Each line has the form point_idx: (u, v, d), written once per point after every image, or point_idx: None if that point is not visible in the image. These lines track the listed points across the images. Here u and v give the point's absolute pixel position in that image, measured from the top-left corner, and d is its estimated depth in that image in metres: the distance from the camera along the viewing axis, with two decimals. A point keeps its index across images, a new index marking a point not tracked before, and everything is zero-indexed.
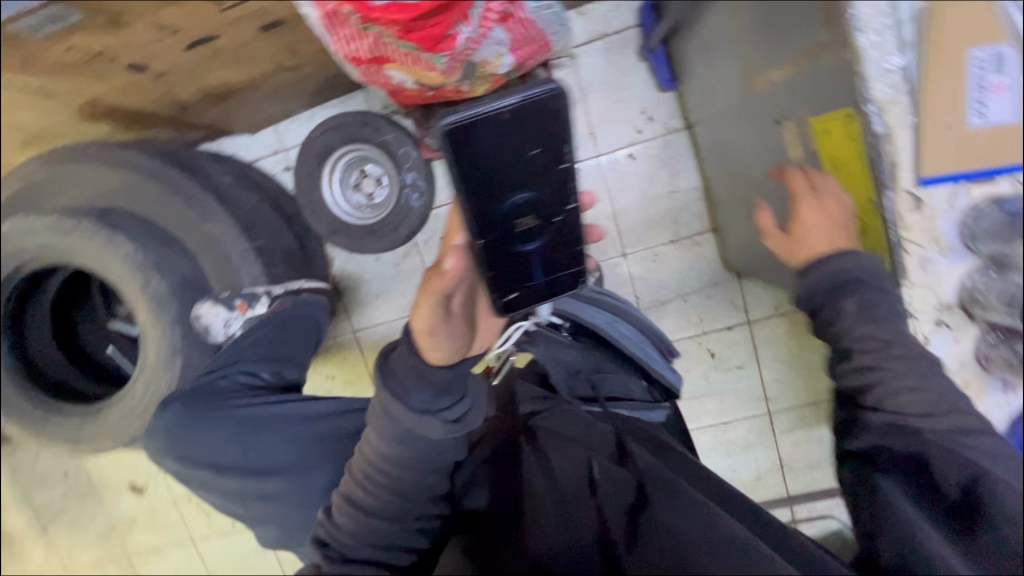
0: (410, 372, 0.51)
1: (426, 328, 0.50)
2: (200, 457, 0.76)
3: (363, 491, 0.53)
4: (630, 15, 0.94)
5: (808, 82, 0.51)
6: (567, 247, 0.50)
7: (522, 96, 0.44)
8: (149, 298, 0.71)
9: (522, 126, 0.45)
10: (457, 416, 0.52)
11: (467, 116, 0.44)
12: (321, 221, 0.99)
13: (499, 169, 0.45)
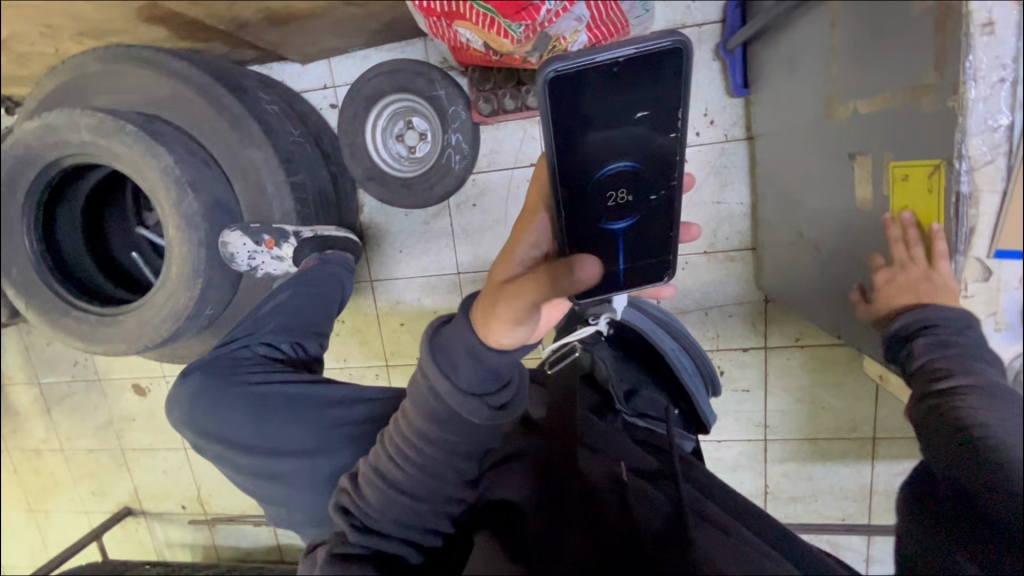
0: (466, 353, 0.45)
1: (515, 317, 0.44)
2: (216, 430, 0.74)
3: (391, 466, 0.49)
4: (712, 9, 0.90)
5: (896, 124, 0.48)
6: (654, 226, 0.46)
7: (638, 45, 0.37)
8: (181, 215, 0.71)
9: (633, 83, 0.38)
10: (505, 403, 0.47)
11: (580, 64, 0.37)
12: (358, 165, 0.97)
13: (599, 133, 0.40)
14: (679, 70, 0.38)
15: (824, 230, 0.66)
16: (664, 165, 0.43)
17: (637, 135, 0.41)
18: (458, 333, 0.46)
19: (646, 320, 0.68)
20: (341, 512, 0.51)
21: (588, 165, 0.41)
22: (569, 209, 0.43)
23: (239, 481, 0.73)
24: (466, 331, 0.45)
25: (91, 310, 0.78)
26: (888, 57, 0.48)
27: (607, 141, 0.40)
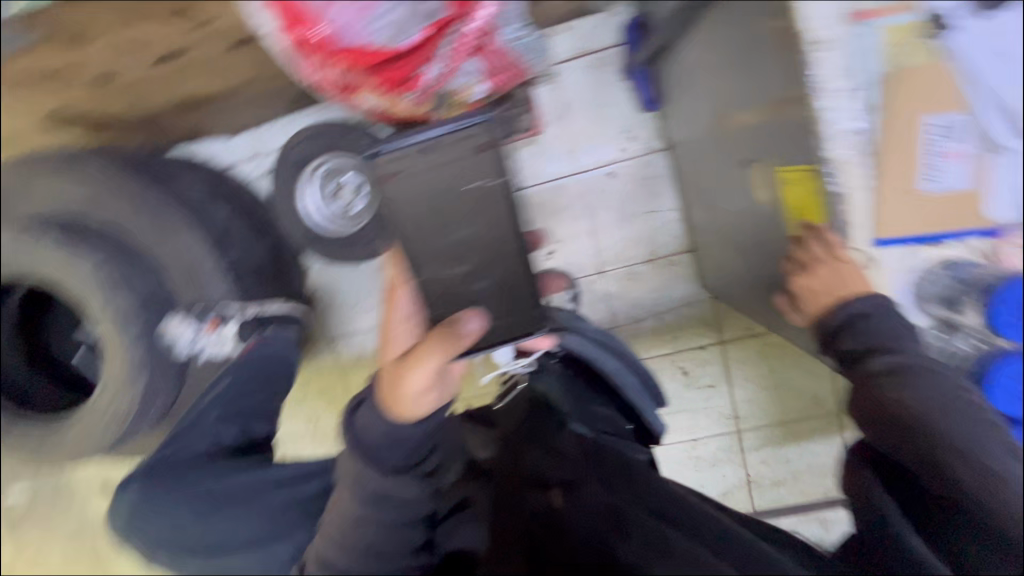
0: (381, 435, 0.54)
1: (421, 386, 0.53)
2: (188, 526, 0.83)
3: (334, 548, 0.56)
4: (612, 33, 0.92)
5: (773, 134, 0.52)
6: (514, 283, 0.55)
7: (447, 127, 0.52)
8: (112, 314, 0.71)
9: (457, 159, 0.53)
10: (429, 465, 0.57)
11: (400, 146, 0.53)
12: (296, 228, 0.96)
13: (435, 198, 0.54)
14: (488, 142, 0.52)
15: (740, 232, 0.69)
16: (502, 224, 0.54)
17: (468, 198, 0.54)
18: (371, 420, 0.55)
19: (582, 343, 0.74)
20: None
21: (434, 222, 0.54)
22: (427, 265, 0.55)
23: (217, 565, 0.83)
24: (381, 415, 0.54)
25: (35, 420, 0.77)
26: (755, 74, 0.51)
27: (443, 201, 0.54)
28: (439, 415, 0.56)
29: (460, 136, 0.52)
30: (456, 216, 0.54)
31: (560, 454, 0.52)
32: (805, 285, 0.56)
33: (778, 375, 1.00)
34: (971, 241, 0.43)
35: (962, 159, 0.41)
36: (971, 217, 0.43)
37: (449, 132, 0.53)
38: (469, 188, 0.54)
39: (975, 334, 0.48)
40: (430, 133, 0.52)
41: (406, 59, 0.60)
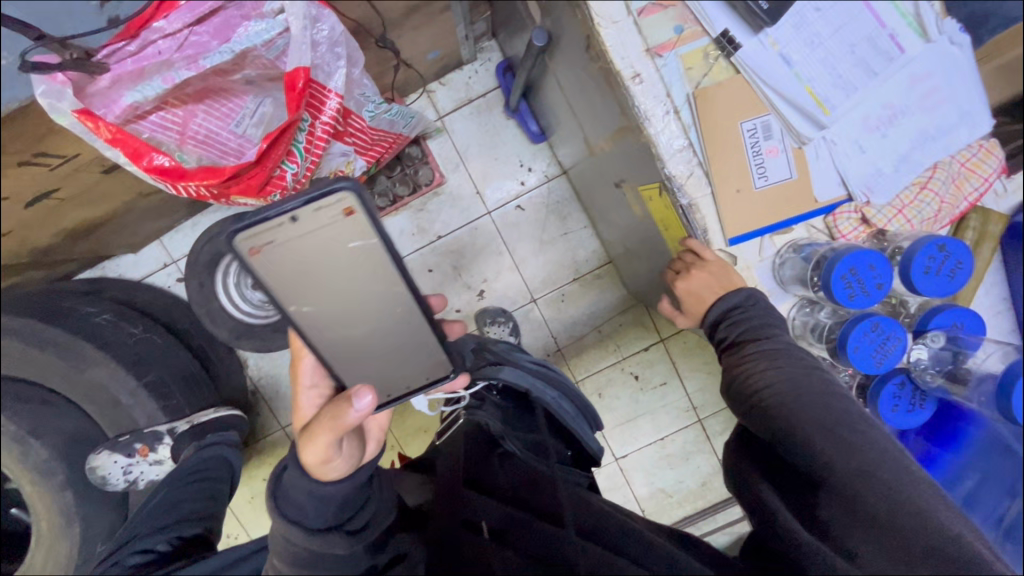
0: (305, 496, 0.47)
1: (324, 458, 0.48)
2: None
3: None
4: (488, 78, 0.98)
5: (627, 154, 0.55)
6: (412, 337, 0.53)
7: (305, 199, 0.44)
8: (31, 471, 0.64)
9: (327, 228, 0.46)
10: (364, 523, 0.50)
11: (254, 223, 0.44)
12: (222, 327, 0.96)
13: (309, 271, 0.48)
14: (360, 208, 0.45)
15: (636, 242, 0.72)
16: (386, 283, 0.50)
17: (347, 262, 0.48)
18: (286, 486, 0.48)
19: (516, 375, 0.73)
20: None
21: (316, 298, 0.49)
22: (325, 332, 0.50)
23: None
24: (294, 478, 0.48)
25: None
26: (598, 108, 0.56)
27: (321, 273, 0.48)
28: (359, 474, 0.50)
29: (321, 209, 0.45)
30: (336, 289, 0.49)
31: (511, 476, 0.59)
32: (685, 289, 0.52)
33: None
34: (809, 222, 0.48)
35: (779, 154, 0.46)
36: (804, 201, 0.47)
37: (308, 204, 0.45)
38: (343, 256, 0.48)
39: (830, 306, 0.52)
40: (288, 205, 0.45)
41: (254, 168, 0.59)
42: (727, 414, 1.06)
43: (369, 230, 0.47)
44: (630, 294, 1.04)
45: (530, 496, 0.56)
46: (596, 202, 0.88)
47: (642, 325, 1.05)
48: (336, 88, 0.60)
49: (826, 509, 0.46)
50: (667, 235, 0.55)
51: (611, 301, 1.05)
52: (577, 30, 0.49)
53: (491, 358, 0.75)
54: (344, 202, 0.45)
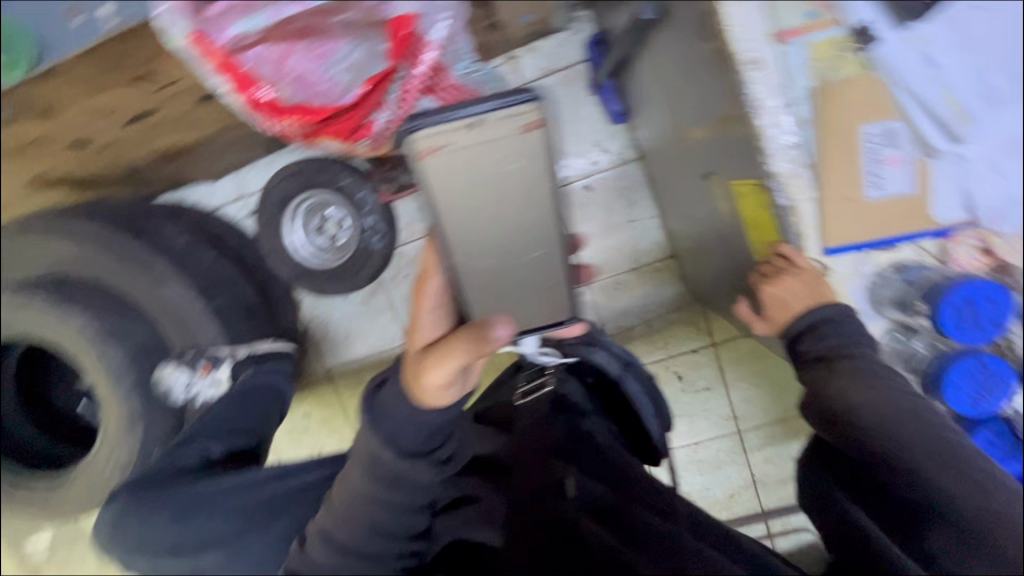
0: (406, 416, 0.47)
1: (444, 383, 0.46)
2: (140, 541, 0.67)
3: (335, 525, 0.47)
4: (575, 50, 0.93)
5: (723, 145, 0.52)
6: (548, 281, 0.53)
7: (494, 105, 0.46)
8: (105, 368, 0.73)
9: (504, 141, 0.47)
10: (450, 455, 0.50)
11: (440, 122, 0.46)
12: (285, 265, 1.01)
13: (475, 184, 0.48)
14: (540, 122, 0.46)
15: (712, 239, 0.69)
16: (539, 216, 0.51)
17: (513, 185, 0.49)
18: (389, 403, 0.48)
19: (608, 359, 0.72)
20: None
21: (472, 216, 0.50)
22: (463, 255, 0.51)
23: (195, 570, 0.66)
24: (398, 397, 0.48)
25: (38, 479, 0.79)
26: (703, 95, 0.52)
27: (483, 190, 0.49)
28: (464, 403, 0.50)
29: (509, 117, 0.46)
30: (494, 211, 0.50)
31: (599, 449, 0.55)
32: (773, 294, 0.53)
33: (773, 372, 1.00)
34: (918, 242, 0.45)
35: (901, 164, 0.42)
36: (921, 220, 0.44)
37: (496, 109, 0.46)
38: (508, 177, 0.49)
39: (929, 335, 0.51)
40: (478, 109, 0.46)
41: (351, 111, 0.61)
42: (771, 429, 1.03)
43: (545, 149, 0.48)
44: (688, 293, 1.01)
45: (615, 473, 0.52)
46: (670, 193, 0.85)
47: (695, 327, 1.02)
48: (435, 40, 0.59)
49: (933, 532, 0.49)
50: (753, 236, 0.52)
51: (667, 296, 1.02)
52: (694, 6, 0.46)
53: (586, 336, 0.74)
54: (532, 116, 0.46)
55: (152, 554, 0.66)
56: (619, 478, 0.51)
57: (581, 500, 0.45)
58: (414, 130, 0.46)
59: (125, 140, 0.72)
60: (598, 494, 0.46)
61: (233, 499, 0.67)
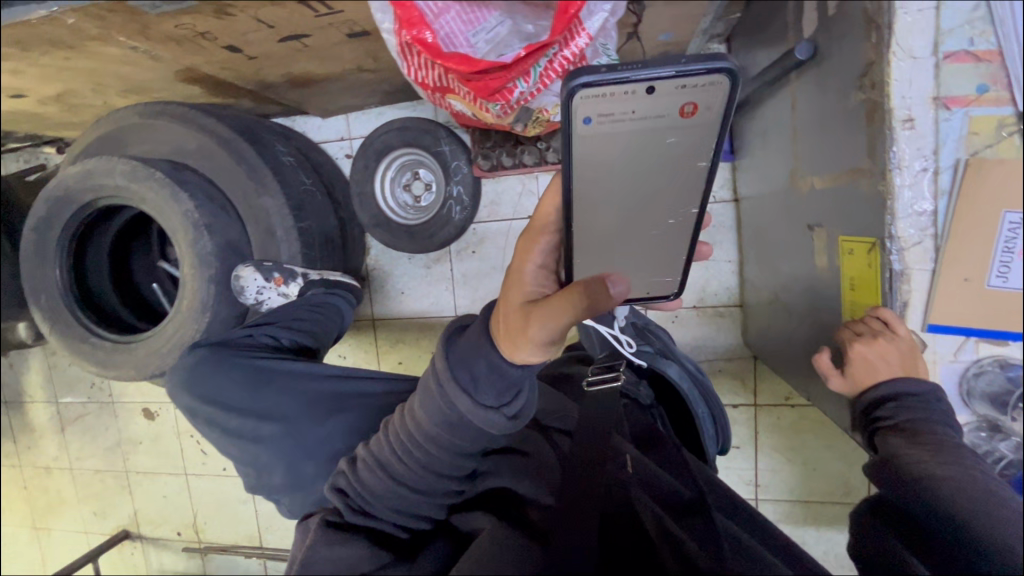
0: (485, 366, 0.47)
1: (547, 340, 0.47)
2: (213, 395, 0.75)
3: (394, 459, 0.51)
4: None
5: (843, 196, 0.51)
6: (664, 249, 0.59)
7: (678, 71, 0.42)
8: (194, 254, 0.78)
9: (671, 112, 0.45)
10: (518, 413, 0.49)
11: (610, 79, 0.43)
12: (366, 211, 1.05)
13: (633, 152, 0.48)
14: (717, 98, 0.45)
15: (794, 293, 0.68)
16: (676, 189, 0.53)
17: (668, 157, 0.49)
18: (472, 350, 0.48)
19: (681, 375, 0.74)
20: (337, 492, 0.54)
21: (615, 176, 0.51)
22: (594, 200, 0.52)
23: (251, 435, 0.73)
24: (483, 346, 0.48)
25: (105, 337, 0.85)
26: (838, 144, 0.51)
27: (640, 156, 0.49)
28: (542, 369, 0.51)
29: (685, 87, 0.44)
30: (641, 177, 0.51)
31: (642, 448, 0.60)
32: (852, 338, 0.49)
33: (809, 450, 0.97)
34: None
35: None
36: None
37: (677, 78, 0.43)
38: (662, 146, 0.48)
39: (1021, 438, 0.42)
40: (655, 75, 0.43)
41: (500, 72, 0.58)
42: (790, 506, 1.00)
43: (713, 124, 0.47)
44: (744, 346, 0.99)
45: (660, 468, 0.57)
46: (759, 241, 0.85)
47: (741, 382, 1.00)
48: (591, 28, 0.57)
49: None
50: (846, 294, 0.52)
51: (721, 343, 1.01)
52: (860, 53, 0.45)
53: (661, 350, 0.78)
54: (712, 88, 0.44)
55: (224, 411, 0.74)
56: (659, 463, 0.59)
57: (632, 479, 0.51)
58: (577, 88, 0.43)
59: (272, 55, 0.77)
60: (645, 474, 0.54)
61: (303, 386, 0.75)
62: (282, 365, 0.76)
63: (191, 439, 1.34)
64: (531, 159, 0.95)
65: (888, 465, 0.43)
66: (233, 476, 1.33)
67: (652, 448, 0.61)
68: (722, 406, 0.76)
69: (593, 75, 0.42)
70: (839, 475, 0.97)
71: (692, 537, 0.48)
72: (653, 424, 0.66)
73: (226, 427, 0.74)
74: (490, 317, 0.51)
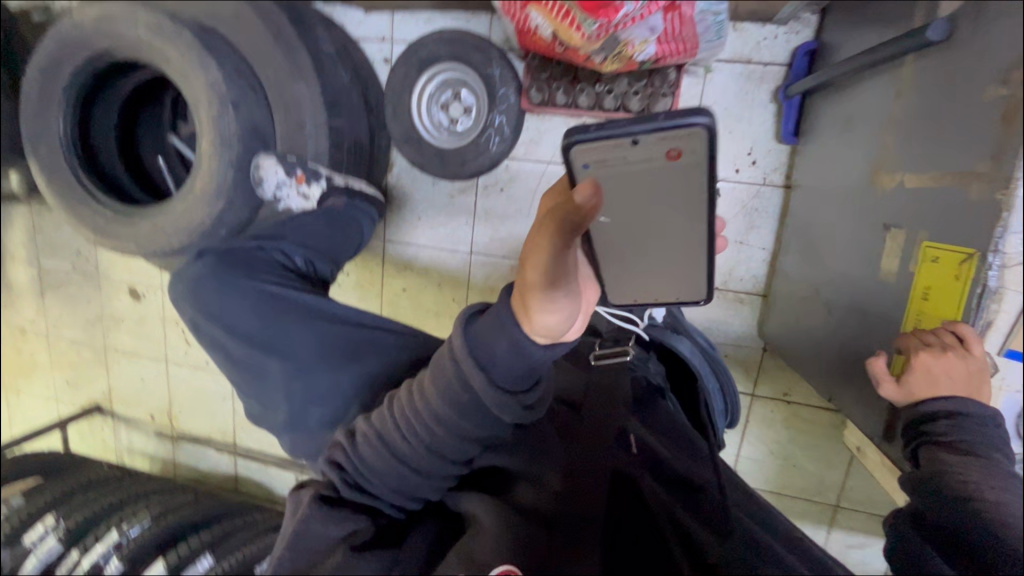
0: (507, 344, 0.41)
1: (548, 278, 0.41)
2: (219, 314, 0.74)
3: (395, 435, 0.44)
4: (782, 51, 0.88)
5: (938, 201, 0.48)
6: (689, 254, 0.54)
7: (655, 125, 0.43)
8: (215, 132, 0.73)
9: (658, 161, 0.45)
10: (535, 403, 0.44)
11: (596, 135, 0.44)
12: (398, 124, 0.99)
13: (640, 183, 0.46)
14: (698, 150, 0.44)
15: (839, 291, 0.66)
16: (694, 208, 0.48)
17: (674, 183, 0.46)
18: (489, 334, 0.41)
19: (692, 351, 0.69)
20: (333, 467, 0.47)
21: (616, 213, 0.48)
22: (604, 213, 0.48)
23: (256, 363, 0.72)
24: (507, 328, 0.41)
25: (106, 205, 0.81)
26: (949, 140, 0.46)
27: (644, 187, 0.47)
28: (567, 349, 0.45)
29: (664, 139, 0.44)
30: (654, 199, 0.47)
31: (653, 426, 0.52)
32: (926, 366, 0.44)
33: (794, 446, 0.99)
34: None
35: None
36: None
37: (657, 132, 0.43)
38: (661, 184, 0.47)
39: None
40: (636, 129, 0.43)
41: None
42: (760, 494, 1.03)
43: (700, 173, 0.45)
44: (758, 335, 0.98)
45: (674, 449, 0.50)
46: (805, 235, 0.81)
47: (744, 370, 1.00)
48: None
49: None
50: (911, 300, 0.49)
51: (735, 329, 0.99)
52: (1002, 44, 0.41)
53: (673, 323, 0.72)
54: (687, 142, 0.43)
55: (230, 334, 0.74)
56: (666, 439, 0.52)
57: (640, 460, 0.44)
58: (570, 144, 0.45)
59: None
60: (653, 454, 0.46)
61: (312, 322, 0.73)
62: (292, 295, 0.75)
63: (176, 328, 1.30)
64: (586, 101, 0.90)
65: (932, 481, 0.42)
66: (214, 371, 1.30)
67: (664, 431, 0.53)
68: (733, 380, 0.73)
69: (582, 134, 0.44)
70: (815, 474, 0.99)
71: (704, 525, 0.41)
72: (668, 405, 0.60)
73: (232, 355, 0.74)
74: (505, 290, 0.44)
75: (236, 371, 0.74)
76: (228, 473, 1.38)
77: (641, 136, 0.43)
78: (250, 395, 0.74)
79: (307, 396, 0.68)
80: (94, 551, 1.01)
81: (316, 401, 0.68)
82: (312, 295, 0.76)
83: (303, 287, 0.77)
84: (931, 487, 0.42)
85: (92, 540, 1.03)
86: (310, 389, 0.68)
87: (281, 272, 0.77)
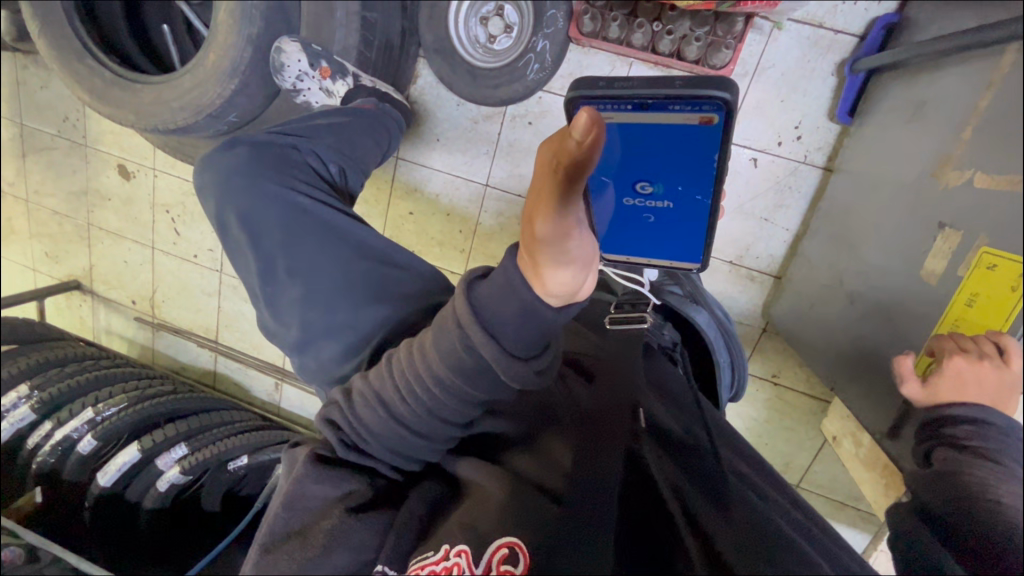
0: (518, 309, 0.39)
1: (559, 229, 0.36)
2: (244, 210, 0.70)
3: (393, 395, 0.45)
4: (858, 20, 0.82)
5: (999, 204, 0.44)
6: (696, 218, 0.53)
7: (673, 97, 0.42)
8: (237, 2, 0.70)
9: (666, 129, 0.45)
10: (545, 368, 0.43)
11: (604, 97, 0.43)
12: (430, 31, 0.91)
13: (653, 149, 0.46)
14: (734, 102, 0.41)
15: (867, 285, 0.65)
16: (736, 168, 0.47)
17: (684, 150, 0.46)
18: (497, 297, 0.40)
19: (709, 323, 0.71)
20: (329, 425, 0.48)
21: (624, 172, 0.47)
22: None
23: (272, 279, 0.68)
24: (517, 288, 0.39)
25: (105, 63, 0.76)
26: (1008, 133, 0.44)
27: (653, 149, 0.45)
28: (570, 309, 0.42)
29: (680, 113, 0.43)
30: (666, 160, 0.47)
31: (663, 404, 0.54)
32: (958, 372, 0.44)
33: (772, 426, 1.00)
34: None
35: None
36: None
37: (670, 105, 0.43)
38: (680, 149, 0.46)
39: None
40: (649, 96, 0.42)
41: None
42: None
43: (713, 144, 0.45)
44: (761, 314, 0.97)
45: (676, 423, 0.51)
46: (840, 225, 0.78)
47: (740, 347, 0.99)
48: None
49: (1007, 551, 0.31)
50: (951, 308, 0.49)
51: (740, 305, 0.97)
52: None
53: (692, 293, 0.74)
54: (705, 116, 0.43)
55: (253, 243, 0.69)
56: (670, 410, 0.54)
57: (648, 434, 0.46)
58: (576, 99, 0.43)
59: None
60: (660, 431, 0.48)
61: (335, 243, 0.67)
62: (321, 211, 0.69)
63: (165, 215, 1.24)
64: (641, 41, 0.83)
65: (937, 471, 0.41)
66: (202, 264, 1.26)
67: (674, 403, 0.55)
68: (744, 356, 0.73)
69: (591, 92, 0.42)
70: (786, 455, 1.01)
71: (697, 488, 0.42)
72: (674, 374, 0.62)
73: (254, 265, 0.69)
74: (509, 251, 0.42)
75: (255, 282, 0.71)
76: (207, 368, 1.37)
77: (654, 103, 0.42)
78: (264, 307, 0.70)
79: (306, 309, 0.66)
80: (69, 425, 0.97)
81: (321, 316, 0.65)
82: (342, 213, 0.70)
83: (332, 198, 0.72)
84: (931, 474, 0.42)
85: (67, 415, 0.98)
86: (313, 301, 0.65)
87: (314, 178, 0.73)
